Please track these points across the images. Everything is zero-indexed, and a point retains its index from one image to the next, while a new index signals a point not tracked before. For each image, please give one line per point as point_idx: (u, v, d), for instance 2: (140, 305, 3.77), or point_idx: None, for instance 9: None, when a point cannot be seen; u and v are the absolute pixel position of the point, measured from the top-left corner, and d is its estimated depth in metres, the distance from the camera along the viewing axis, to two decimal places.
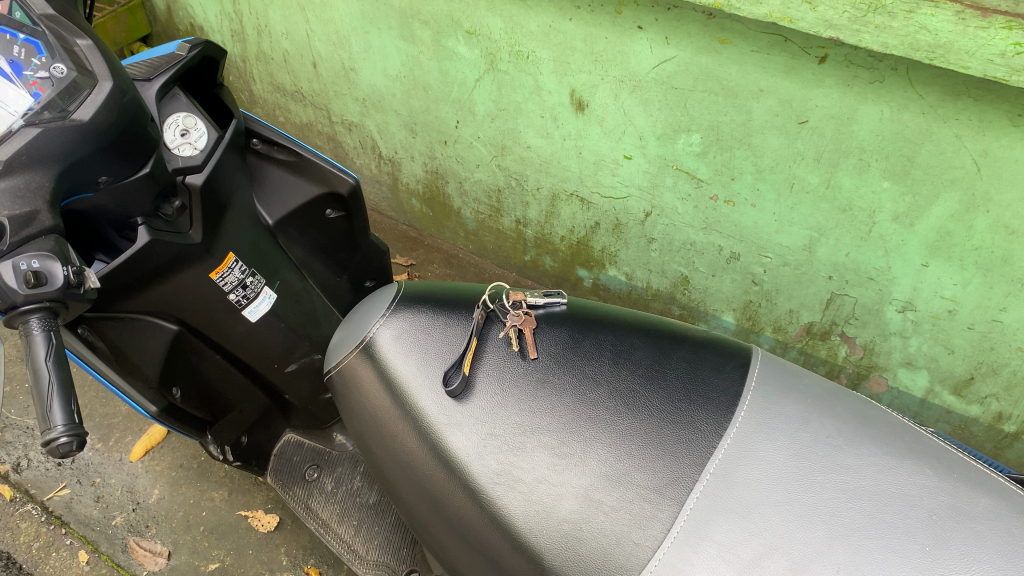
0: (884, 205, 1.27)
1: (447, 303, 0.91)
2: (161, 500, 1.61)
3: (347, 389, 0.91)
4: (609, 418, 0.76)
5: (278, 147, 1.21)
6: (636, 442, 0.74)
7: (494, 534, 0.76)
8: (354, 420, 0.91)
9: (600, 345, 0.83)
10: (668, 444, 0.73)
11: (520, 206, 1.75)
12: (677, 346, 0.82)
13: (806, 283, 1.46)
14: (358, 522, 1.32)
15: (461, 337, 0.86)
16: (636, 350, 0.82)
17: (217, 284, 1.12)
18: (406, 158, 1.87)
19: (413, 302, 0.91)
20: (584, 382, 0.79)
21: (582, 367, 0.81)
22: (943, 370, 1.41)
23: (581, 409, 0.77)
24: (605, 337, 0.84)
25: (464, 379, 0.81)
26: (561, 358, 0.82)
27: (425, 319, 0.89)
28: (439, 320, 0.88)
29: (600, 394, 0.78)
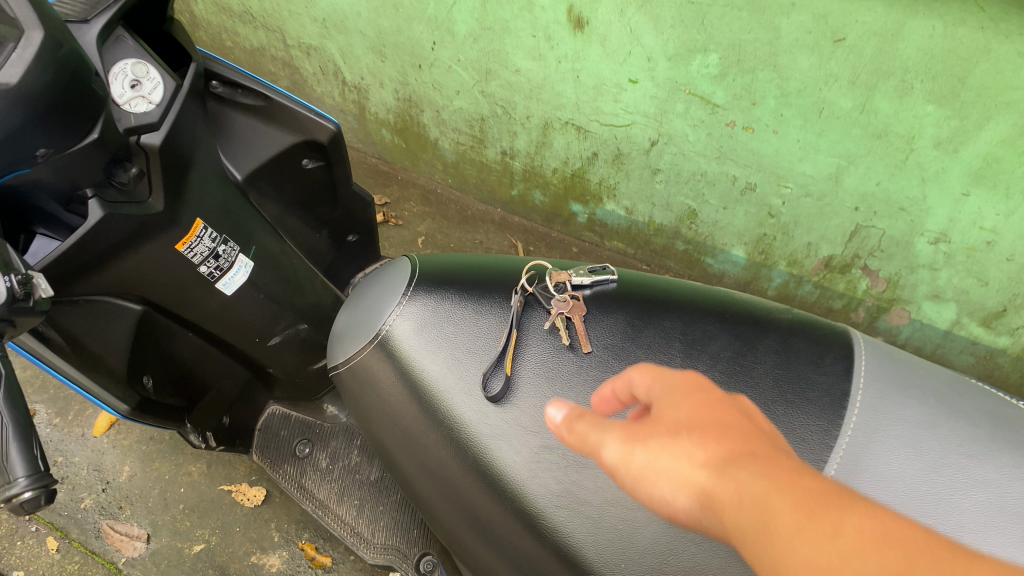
0: (926, 129, 1.15)
1: (475, 284, 0.77)
2: (133, 479, 1.48)
3: (362, 393, 0.77)
4: None
5: (243, 91, 1.02)
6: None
7: (558, 567, 0.64)
8: (371, 428, 0.78)
9: (666, 335, 0.71)
10: None
11: (506, 136, 1.58)
12: (761, 333, 0.70)
13: (828, 215, 1.34)
14: (360, 501, 1.20)
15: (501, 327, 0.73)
16: (712, 340, 0.69)
17: (185, 256, 0.96)
18: (375, 85, 1.68)
19: (433, 285, 0.77)
20: None
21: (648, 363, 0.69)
22: (973, 302, 1.32)
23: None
24: (672, 323, 0.72)
25: (506, 381, 0.68)
26: (621, 353, 0.70)
27: (451, 306, 0.75)
28: (469, 307, 0.75)
29: None
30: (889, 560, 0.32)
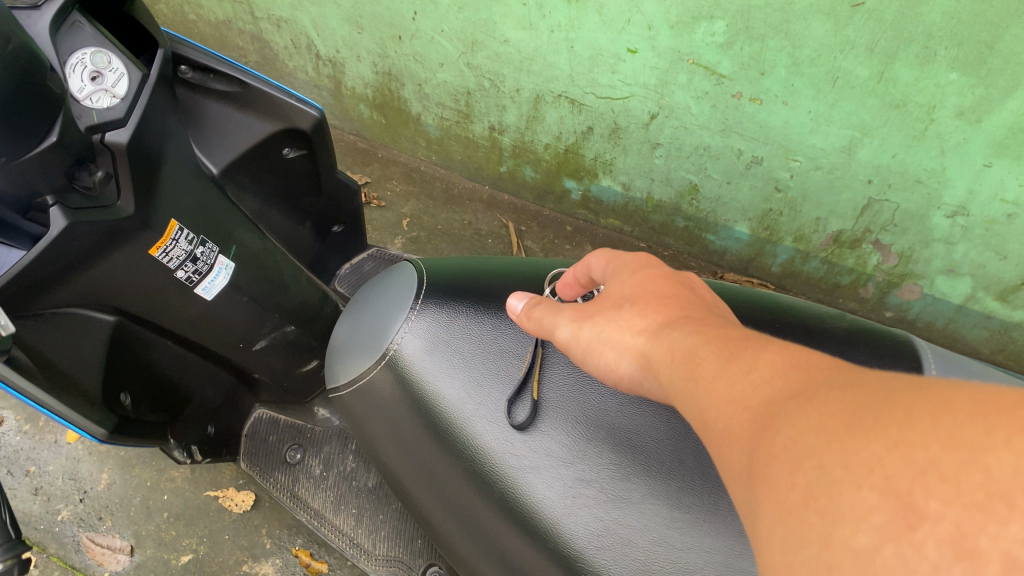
0: (948, 98, 1.08)
1: (492, 297, 0.71)
2: (112, 487, 1.39)
3: (372, 420, 0.71)
4: None
5: (215, 75, 0.92)
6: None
7: None
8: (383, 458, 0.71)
9: None
10: None
11: (494, 110, 1.49)
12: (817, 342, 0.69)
13: (839, 188, 1.28)
14: (358, 510, 1.14)
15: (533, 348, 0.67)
16: None
17: (159, 261, 0.87)
18: (351, 58, 1.55)
19: (445, 298, 0.70)
20: None
21: None
22: (990, 276, 1.27)
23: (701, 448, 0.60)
24: None
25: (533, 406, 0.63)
26: None
27: (467, 322, 0.68)
28: (488, 323, 0.68)
29: None
30: (796, 382, 0.41)
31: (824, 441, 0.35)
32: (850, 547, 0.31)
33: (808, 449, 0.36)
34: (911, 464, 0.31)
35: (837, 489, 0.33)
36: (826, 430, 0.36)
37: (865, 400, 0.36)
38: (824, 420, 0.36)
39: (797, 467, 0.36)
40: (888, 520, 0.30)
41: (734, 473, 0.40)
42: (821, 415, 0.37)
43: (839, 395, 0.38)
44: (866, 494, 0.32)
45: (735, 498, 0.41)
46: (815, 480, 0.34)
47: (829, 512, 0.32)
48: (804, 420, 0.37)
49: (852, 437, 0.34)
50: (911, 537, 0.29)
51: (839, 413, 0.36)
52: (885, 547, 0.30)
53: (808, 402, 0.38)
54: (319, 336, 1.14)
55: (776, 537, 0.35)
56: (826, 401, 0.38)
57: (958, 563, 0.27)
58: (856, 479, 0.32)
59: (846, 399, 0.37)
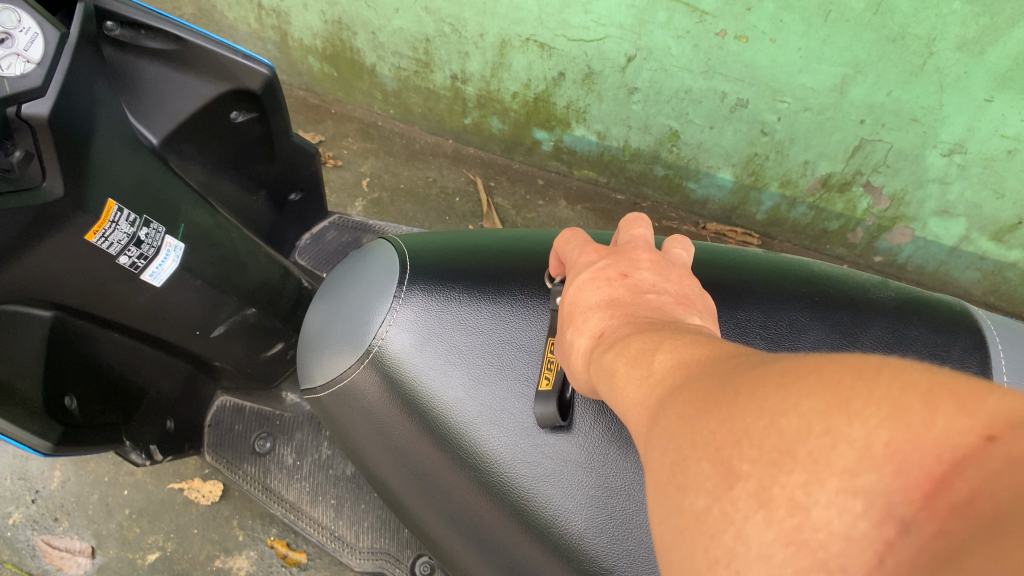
0: (950, 29, 1.00)
1: (489, 283, 0.65)
2: (67, 485, 1.29)
3: (364, 428, 0.65)
4: None
5: (148, 32, 0.79)
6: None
7: None
8: (374, 473, 0.66)
9: (753, 331, 0.67)
10: None
11: (457, 57, 1.38)
12: (861, 318, 0.68)
13: (829, 129, 1.20)
14: (337, 501, 1.06)
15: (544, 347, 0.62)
16: (805, 331, 0.67)
17: (97, 247, 0.76)
18: (297, 6, 1.41)
19: (440, 288, 0.65)
20: None
21: None
22: (985, 217, 1.22)
23: None
24: (760, 312, 0.68)
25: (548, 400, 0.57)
26: None
27: (467, 317, 0.63)
28: (486, 316, 0.63)
29: None
30: (671, 361, 0.39)
31: (678, 425, 0.34)
32: (691, 516, 0.30)
33: (666, 431, 0.34)
34: (727, 430, 0.30)
35: (680, 466, 0.32)
36: (684, 417, 0.34)
37: (710, 375, 0.35)
38: (683, 407, 0.35)
39: (661, 450, 0.34)
40: (712, 485, 0.29)
41: None
42: (678, 397, 0.35)
43: (696, 375, 0.36)
44: (702, 466, 0.31)
45: None
46: (667, 461, 0.33)
47: (678, 486, 0.31)
48: (666, 405, 0.36)
49: (696, 416, 0.33)
50: (732, 495, 0.28)
51: (691, 391, 0.35)
52: (712, 508, 0.29)
53: (676, 391, 0.36)
54: (284, 317, 1.05)
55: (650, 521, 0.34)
56: (687, 382, 0.36)
57: (759, 512, 0.27)
58: (690, 455, 0.32)
59: (702, 380, 0.35)
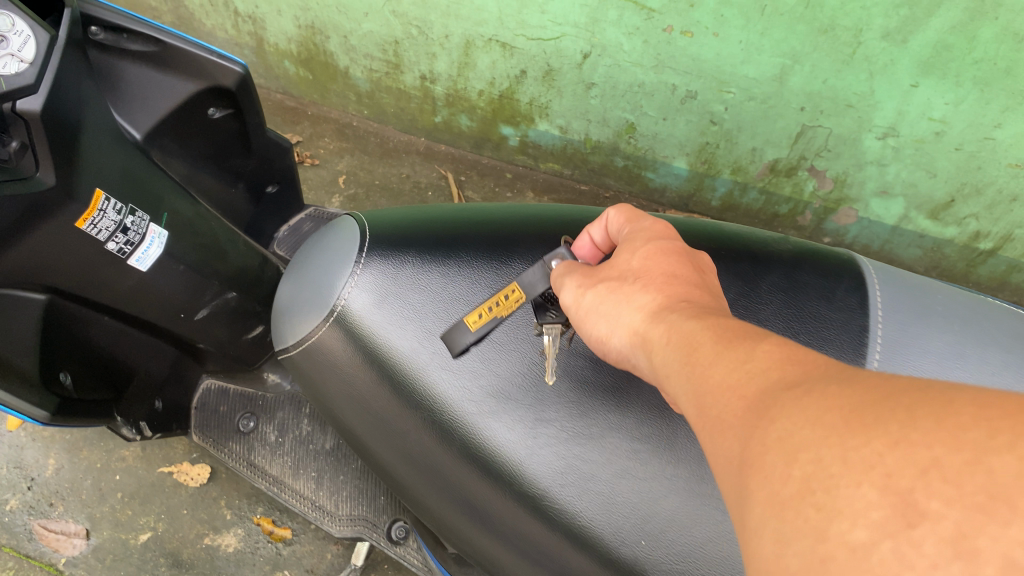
0: (874, 20, 1.08)
1: (436, 246, 0.72)
2: (61, 472, 1.35)
3: (326, 379, 0.71)
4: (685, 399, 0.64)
5: (129, 35, 0.86)
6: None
7: (570, 550, 0.61)
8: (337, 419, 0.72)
9: None
10: None
11: (424, 58, 1.46)
12: (763, 269, 0.76)
13: (773, 117, 1.29)
14: (318, 473, 1.13)
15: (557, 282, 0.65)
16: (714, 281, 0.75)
17: (87, 233, 0.83)
18: (271, 13, 1.49)
19: (392, 251, 0.71)
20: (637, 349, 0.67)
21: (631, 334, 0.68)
22: (921, 196, 1.31)
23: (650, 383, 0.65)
24: None
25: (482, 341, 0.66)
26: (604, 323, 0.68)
27: (416, 275, 0.69)
28: (434, 274, 0.70)
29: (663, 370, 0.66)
30: (791, 368, 0.39)
31: (822, 432, 0.33)
32: (842, 541, 0.28)
33: (804, 438, 0.33)
34: (912, 460, 0.29)
35: (831, 482, 0.30)
36: (824, 425, 0.33)
37: (862, 394, 0.34)
38: (823, 412, 0.34)
39: (785, 455, 0.33)
40: (887, 517, 0.28)
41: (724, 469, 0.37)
42: (817, 404, 0.35)
43: (837, 387, 0.36)
44: (866, 491, 0.29)
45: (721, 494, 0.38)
46: (808, 473, 0.32)
47: (825, 506, 0.30)
48: (797, 406, 0.35)
49: (856, 431, 0.32)
50: (911, 534, 0.27)
51: (836, 402, 0.34)
52: (883, 544, 0.27)
53: (806, 393, 0.36)
54: (262, 302, 1.12)
55: (761, 529, 0.32)
56: (825, 388, 0.36)
57: (956, 561, 0.25)
58: (853, 474, 0.30)
59: (847, 395, 0.35)
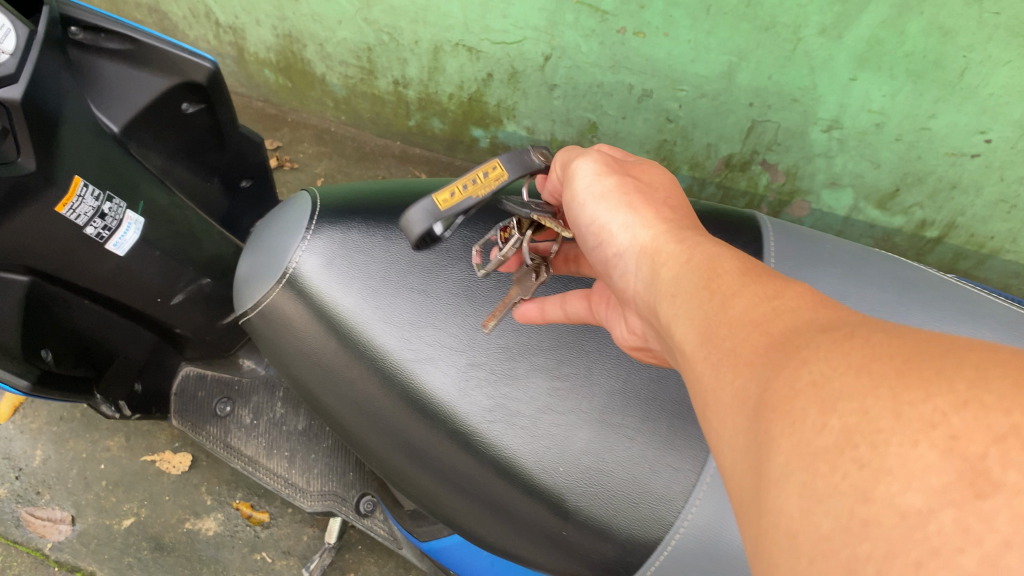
0: (811, 18, 1.15)
1: (379, 212, 0.77)
2: (48, 462, 1.40)
3: (275, 333, 0.74)
4: (598, 344, 0.70)
5: (107, 35, 0.94)
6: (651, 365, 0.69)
7: (499, 482, 0.66)
8: (287, 372, 0.76)
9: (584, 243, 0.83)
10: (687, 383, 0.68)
11: (396, 64, 1.53)
12: None
13: (724, 113, 1.36)
14: (291, 453, 1.19)
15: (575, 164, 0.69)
16: None
17: (67, 218, 0.89)
18: (250, 23, 1.56)
19: (338, 216, 0.75)
20: None
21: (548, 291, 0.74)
22: (868, 186, 1.38)
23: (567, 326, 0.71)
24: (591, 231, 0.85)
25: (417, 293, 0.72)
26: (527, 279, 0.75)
27: (358, 236, 0.74)
28: (376, 235, 0.74)
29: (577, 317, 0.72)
30: (819, 319, 0.43)
31: (870, 383, 0.35)
32: (890, 502, 0.30)
33: (848, 387, 0.35)
34: (982, 423, 0.30)
35: (875, 436, 0.32)
36: (872, 376, 0.35)
37: (912, 349, 0.37)
38: (872, 364, 0.36)
39: (827, 402, 0.35)
40: (951, 484, 0.29)
41: (744, 410, 0.40)
42: (858, 354, 0.37)
43: (880, 341, 0.38)
44: (922, 451, 0.31)
45: (738, 431, 0.41)
46: (848, 424, 0.34)
47: (869, 463, 0.32)
48: (831, 356, 0.38)
49: (912, 386, 0.33)
50: (979, 505, 0.28)
51: (884, 357, 0.36)
52: (943, 512, 0.29)
53: (848, 341, 0.38)
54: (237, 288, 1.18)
55: (787, 473, 0.35)
56: (863, 339, 0.38)
57: None
58: (898, 428, 0.32)
59: (892, 348, 0.37)
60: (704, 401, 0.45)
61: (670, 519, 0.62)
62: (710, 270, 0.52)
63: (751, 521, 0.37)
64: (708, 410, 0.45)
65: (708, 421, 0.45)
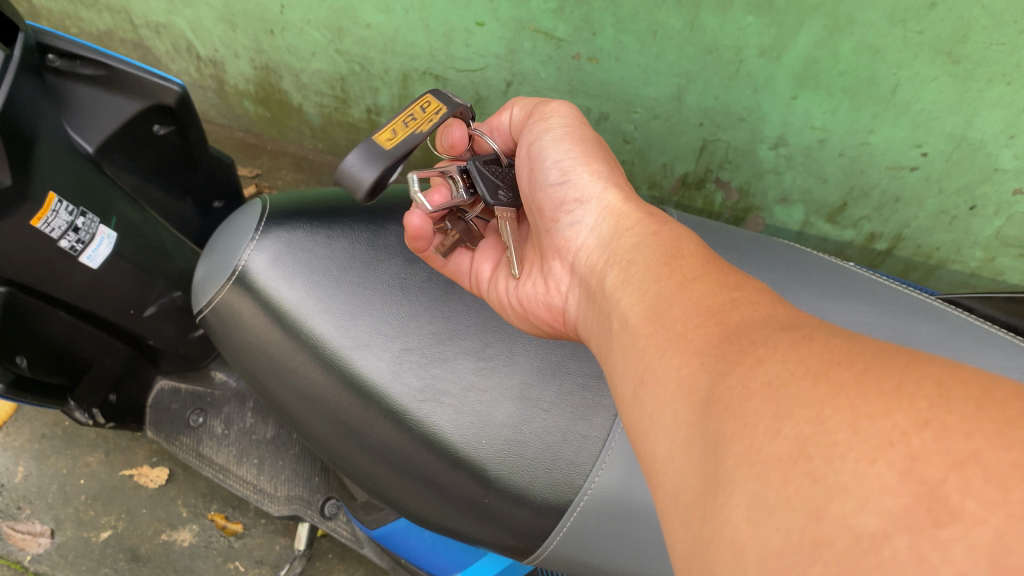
0: (750, 40, 1.21)
1: (322, 215, 0.88)
2: (29, 478, 1.43)
3: (226, 330, 0.85)
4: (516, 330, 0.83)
5: (82, 61, 1.00)
6: (560, 351, 0.81)
7: (428, 455, 0.77)
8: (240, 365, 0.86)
9: None
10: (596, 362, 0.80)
11: (368, 92, 1.60)
12: None
13: (677, 133, 1.44)
14: (260, 460, 1.25)
15: (565, 115, 0.82)
16: None
17: (41, 231, 0.93)
18: (229, 56, 1.65)
19: (284, 218, 0.87)
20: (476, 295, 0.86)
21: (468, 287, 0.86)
22: (817, 201, 1.44)
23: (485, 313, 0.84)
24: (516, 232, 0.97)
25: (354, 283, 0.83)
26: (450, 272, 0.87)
27: (303, 236, 0.85)
28: (319, 234, 0.86)
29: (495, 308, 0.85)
30: (777, 321, 0.48)
31: (830, 392, 0.38)
32: (843, 520, 0.33)
33: (805, 396, 0.39)
34: (942, 446, 0.33)
35: (831, 449, 0.35)
36: (832, 386, 0.39)
37: (869, 361, 0.40)
38: (834, 374, 0.39)
39: (790, 407, 0.39)
40: (908, 508, 0.32)
41: (696, 407, 0.44)
42: (814, 359, 0.41)
43: (838, 348, 0.42)
44: (880, 470, 0.33)
45: (685, 422, 0.45)
46: (803, 435, 0.37)
47: (824, 477, 0.34)
48: (787, 361, 0.42)
49: (872, 400, 0.37)
50: (937, 531, 0.30)
51: (842, 366, 0.40)
52: (898, 537, 0.31)
53: (809, 346, 0.43)
54: None
55: (737, 479, 0.38)
56: (821, 344, 0.43)
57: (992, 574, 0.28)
58: (853, 442, 0.35)
59: (851, 358, 0.41)
60: (646, 383, 0.51)
61: (579, 482, 0.74)
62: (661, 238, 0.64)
63: (694, 518, 0.40)
64: (651, 398, 0.49)
65: (650, 410, 0.49)
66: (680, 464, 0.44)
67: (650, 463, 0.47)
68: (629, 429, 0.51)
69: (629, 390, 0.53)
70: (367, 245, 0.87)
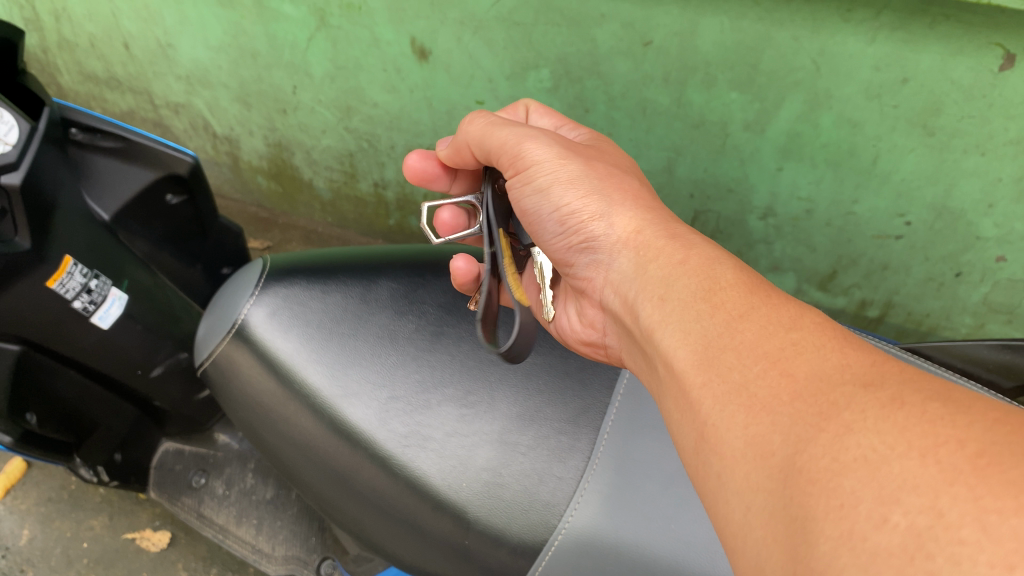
0: (735, 114, 1.27)
1: (319, 271, 0.96)
2: (33, 541, 1.45)
3: (228, 383, 0.92)
4: (498, 375, 0.87)
5: (102, 134, 1.07)
6: (538, 398, 0.85)
7: (412, 499, 0.81)
8: (240, 418, 0.92)
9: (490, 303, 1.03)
10: (572, 406, 0.85)
11: (375, 168, 1.68)
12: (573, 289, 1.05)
13: (669, 204, 1.50)
14: (259, 520, 1.27)
15: (545, 154, 0.84)
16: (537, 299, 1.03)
17: (57, 293, 0.97)
18: (244, 134, 1.74)
19: (282, 275, 0.94)
20: (460, 341, 0.91)
21: (453, 335, 0.91)
22: (807, 269, 1.49)
23: (467, 359, 0.89)
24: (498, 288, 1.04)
25: (351, 329, 0.89)
26: (438, 318, 0.93)
27: (300, 290, 0.92)
28: (316, 287, 0.93)
29: (478, 353, 0.90)
30: (857, 375, 0.46)
31: (944, 477, 0.36)
32: None
33: (914, 477, 0.37)
34: None
35: (956, 549, 0.33)
36: (946, 468, 0.36)
37: (985, 440, 0.38)
38: (954, 454, 0.37)
39: (902, 490, 0.36)
40: None
41: (772, 475, 0.43)
42: (915, 430, 0.39)
43: (940, 411, 0.40)
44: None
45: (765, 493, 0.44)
46: (916, 525, 0.34)
47: None
48: (881, 430, 0.40)
49: (999, 493, 0.34)
50: None
51: (951, 447, 0.38)
52: None
53: (898, 408, 0.41)
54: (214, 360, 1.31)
55: (839, 567, 0.36)
56: (916, 408, 0.41)
57: None
58: (980, 541, 0.32)
59: (964, 436, 0.38)
60: (707, 438, 0.50)
61: (554, 522, 0.76)
62: (690, 268, 0.66)
63: None
64: (716, 457, 0.49)
65: (717, 469, 0.49)
66: (763, 535, 0.43)
67: (725, 527, 0.47)
68: (698, 485, 0.51)
69: (692, 444, 0.53)
70: (360, 297, 0.93)
